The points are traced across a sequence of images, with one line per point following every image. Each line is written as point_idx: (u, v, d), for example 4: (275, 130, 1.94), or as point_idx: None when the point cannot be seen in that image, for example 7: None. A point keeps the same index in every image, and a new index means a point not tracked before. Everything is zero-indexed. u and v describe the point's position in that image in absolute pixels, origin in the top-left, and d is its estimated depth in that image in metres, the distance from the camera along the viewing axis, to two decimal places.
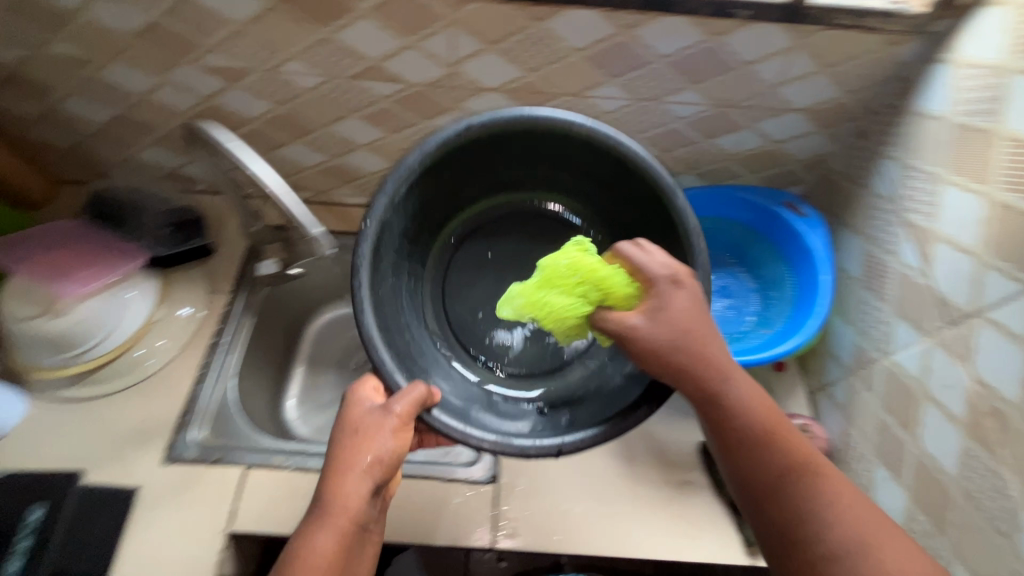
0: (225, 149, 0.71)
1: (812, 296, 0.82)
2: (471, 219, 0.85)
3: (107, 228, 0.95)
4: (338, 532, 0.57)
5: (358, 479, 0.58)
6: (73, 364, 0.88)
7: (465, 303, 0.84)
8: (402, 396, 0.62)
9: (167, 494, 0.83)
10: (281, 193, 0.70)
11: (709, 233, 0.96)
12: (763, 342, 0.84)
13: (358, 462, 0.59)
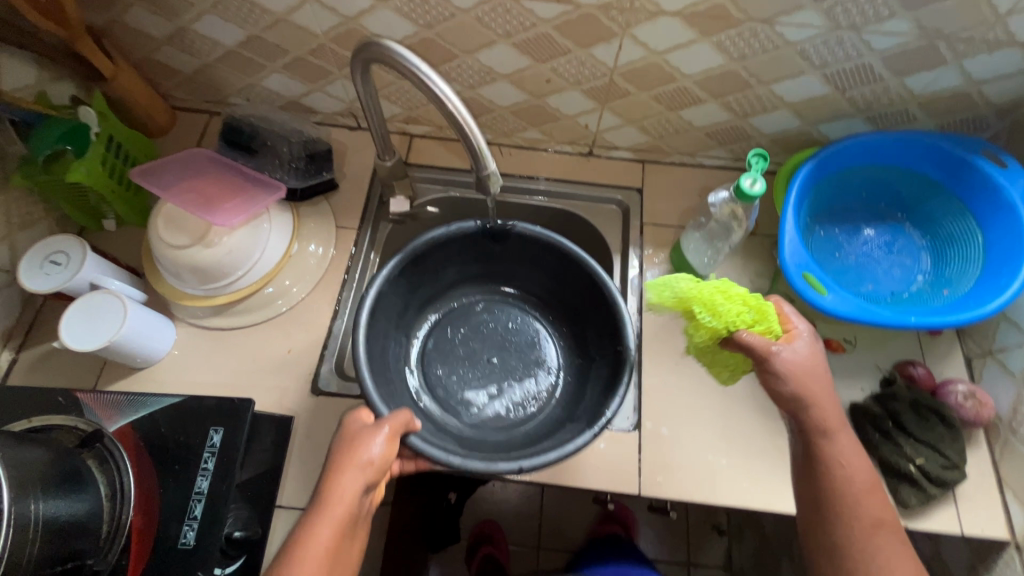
0: (409, 68, 0.64)
1: (1012, 260, 0.76)
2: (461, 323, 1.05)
3: (241, 158, 0.93)
4: (337, 525, 0.60)
5: (354, 476, 0.62)
6: (221, 294, 0.89)
7: (450, 379, 0.99)
8: (393, 419, 0.68)
9: (321, 424, 0.86)
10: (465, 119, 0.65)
11: (880, 186, 0.90)
12: (945, 306, 0.78)
13: (356, 466, 0.63)
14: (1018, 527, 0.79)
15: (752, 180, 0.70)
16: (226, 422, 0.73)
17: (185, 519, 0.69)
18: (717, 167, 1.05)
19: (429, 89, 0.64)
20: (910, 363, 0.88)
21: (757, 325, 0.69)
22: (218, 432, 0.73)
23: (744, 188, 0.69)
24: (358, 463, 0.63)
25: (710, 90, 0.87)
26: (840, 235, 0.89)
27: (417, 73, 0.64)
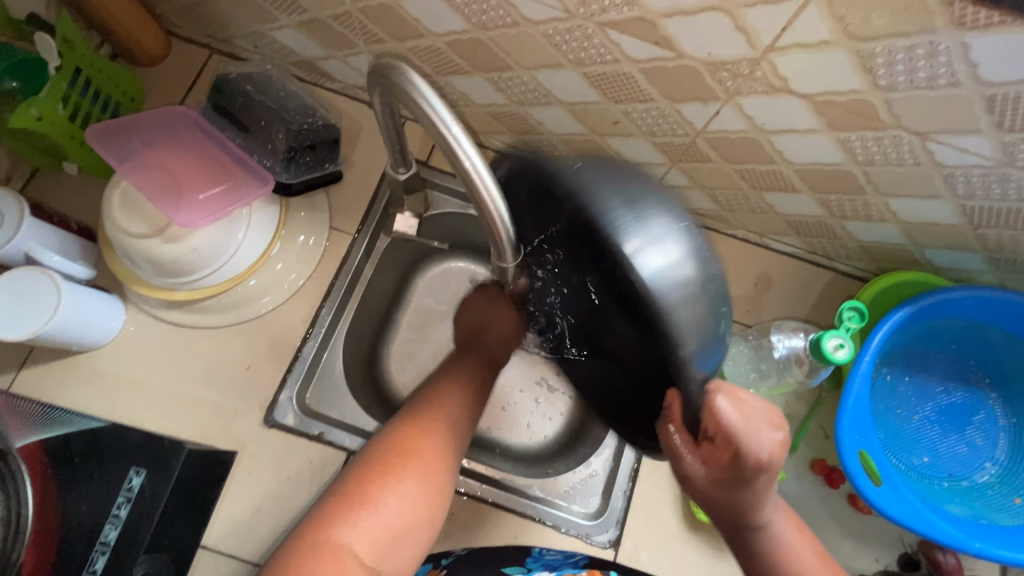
0: (427, 111, 0.46)
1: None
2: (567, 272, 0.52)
3: (230, 130, 0.78)
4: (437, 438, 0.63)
5: (489, 356, 0.74)
6: (178, 290, 0.75)
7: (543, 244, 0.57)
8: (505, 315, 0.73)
9: (267, 460, 0.76)
10: (489, 196, 0.47)
11: (975, 343, 0.74)
12: (1007, 523, 0.66)
13: (452, 400, 0.67)
14: None
15: (838, 342, 0.56)
16: (150, 463, 0.64)
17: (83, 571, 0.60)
18: (785, 254, 0.89)
19: (449, 147, 0.46)
20: (941, 547, 0.76)
21: None
22: (138, 475, 0.63)
23: (824, 350, 0.56)
24: (456, 396, 0.67)
25: (810, 182, 0.69)
26: (909, 387, 0.75)
27: (436, 123, 0.46)
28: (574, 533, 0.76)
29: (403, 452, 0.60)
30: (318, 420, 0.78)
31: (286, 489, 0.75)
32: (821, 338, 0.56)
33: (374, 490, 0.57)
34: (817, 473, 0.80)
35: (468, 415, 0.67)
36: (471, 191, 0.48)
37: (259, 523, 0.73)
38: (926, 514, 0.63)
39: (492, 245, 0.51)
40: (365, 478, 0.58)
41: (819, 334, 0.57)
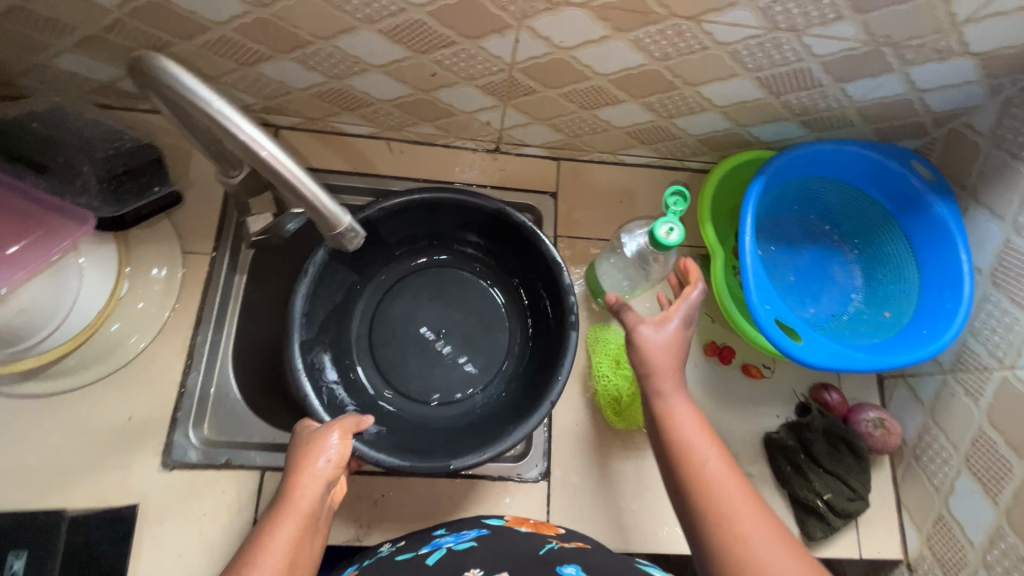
0: (177, 87, 0.45)
1: (947, 282, 0.72)
2: (383, 283, 0.88)
3: (31, 176, 0.71)
4: (298, 524, 0.52)
5: (311, 480, 0.55)
6: (23, 358, 0.69)
7: (405, 325, 0.87)
8: (342, 421, 0.62)
9: (176, 502, 0.72)
10: (276, 156, 0.46)
11: (813, 197, 0.83)
12: (883, 337, 0.74)
13: (312, 473, 0.56)
14: (912, 548, 0.80)
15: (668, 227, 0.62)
16: (30, 544, 0.68)
17: None
18: (639, 165, 0.93)
19: (207, 112, 0.45)
20: (826, 388, 0.84)
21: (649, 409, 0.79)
22: (19, 558, 0.67)
23: (659, 238, 0.61)
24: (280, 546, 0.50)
25: (628, 90, 0.73)
26: (776, 254, 0.82)
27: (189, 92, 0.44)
28: (505, 477, 0.78)
29: None
30: (223, 447, 0.76)
31: (205, 526, 0.72)
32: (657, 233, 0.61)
33: None
34: (710, 355, 0.86)
35: (292, 567, 0.50)
36: (265, 169, 0.47)
37: (184, 567, 0.70)
38: (846, 353, 0.69)
39: (315, 216, 0.51)
40: None
41: (653, 227, 0.63)
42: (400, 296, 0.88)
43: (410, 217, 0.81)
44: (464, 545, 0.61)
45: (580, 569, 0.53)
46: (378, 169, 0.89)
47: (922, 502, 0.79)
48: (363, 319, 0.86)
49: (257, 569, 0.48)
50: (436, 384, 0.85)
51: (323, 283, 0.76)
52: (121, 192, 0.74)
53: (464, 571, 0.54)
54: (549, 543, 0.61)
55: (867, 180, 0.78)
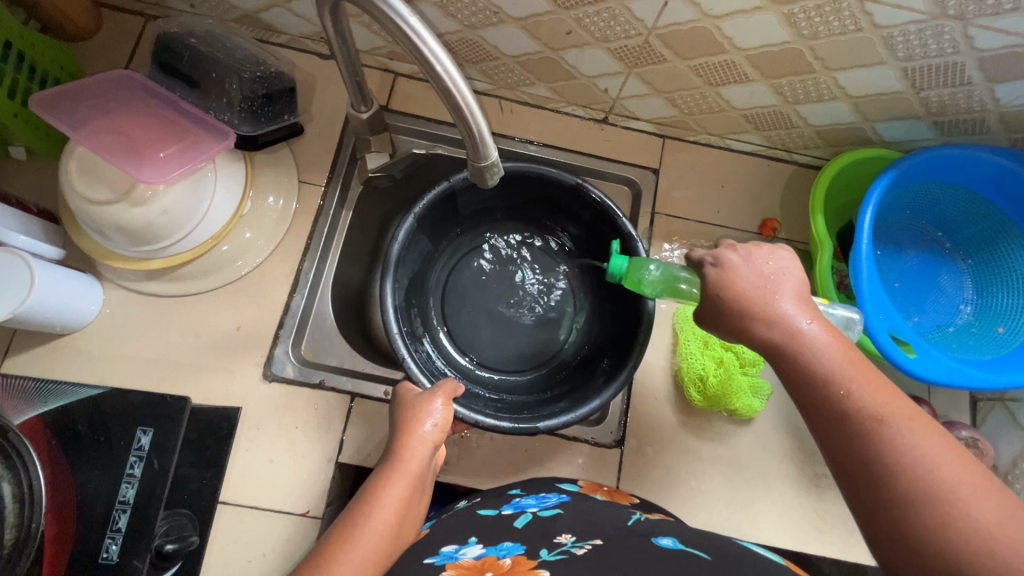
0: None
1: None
2: (461, 246, 0.91)
3: (180, 90, 0.76)
4: (406, 483, 0.56)
5: (419, 444, 0.59)
6: (156, 257, 0.75)
7: (479, 291, 0.90)
8: (443, 388, 0.65)
9: (273, 412, 0.76)
10: (450, 74, 0.48)
11: (927, 202, 0.80)
12: (995, 354, 0.71)
13: (419, 437, 0.60)
14: None
15: None
16: (155, 424, 0.71)
17: (118, 505, 0.68)
18: (745, 152, 0.92)
19: (396, 21, 0.47)
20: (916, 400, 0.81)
21: (735, 392, 0.78)
22: (146, 434, 0.71)
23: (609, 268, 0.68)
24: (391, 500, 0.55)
25: (762, 69, 0.72)
26: (882, 259, 0.80)
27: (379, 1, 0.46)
28: (579, 438, 0.80)
29: (350, 530, 0.52)
30: (317, 369, 0.79)
31: (296, 438, 0.76)
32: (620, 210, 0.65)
33: (344, 543, 0.51)
34: None
35: (399, 520, 0.54)
36: (439, 88, 0.49)
37: (275, 473, 0.74)
38: (960, 369, 0.66)
39: (468, 145, 0.53)
40: (338, 535, 0.52)
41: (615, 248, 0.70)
42: (479, 260, 0.91)
43: (507, 187, 0.83)
44: (548, 512, 0.62)
45: (677, 541, 0.52)
46: (487, 126, 0.91)
47: None
48: (441, 277, 0.90)
49: (371, 519, 0.53)
50: (506, 353, 0.88)
51: (416, 235, 0.78)
52: (258, 115, 0.78)
53: (555, 536, 0.55)
54: (634, 515, 0.62)
55: (995, 190, 0.74)
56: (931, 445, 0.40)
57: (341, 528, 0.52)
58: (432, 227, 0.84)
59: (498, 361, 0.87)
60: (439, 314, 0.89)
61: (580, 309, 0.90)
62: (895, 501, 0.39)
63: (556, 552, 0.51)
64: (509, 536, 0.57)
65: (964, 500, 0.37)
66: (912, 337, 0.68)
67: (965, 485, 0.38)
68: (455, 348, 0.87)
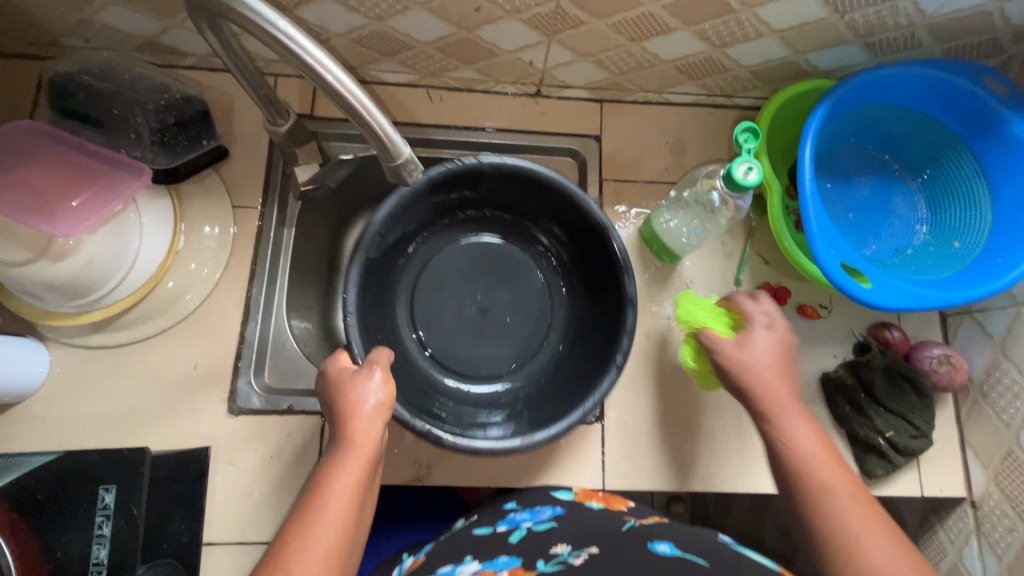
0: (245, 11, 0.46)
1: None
2: (426, 253, 0.84)
3: (86, 132, 0.72)
4: (359, 463, 0.54)
5: (364, 421, 0.56)
6: (94, 310, 0.72)
7: (450, 299, 0.84)
8: (379, 360, 0.62)
9: (245, 445, 0.75)
10: (340, 79, 0.49)
11: (873, 127, 0.78)
12: (953, 270, 0.71)
13: (362, 413, 0.57)
14: (977, 486, 0.78)
15: (746, 167, 0.58)
16: (116, 480, 0.69)
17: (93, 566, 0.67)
18: (685, 104, 0.90)
19: (272, 32, 0.47)
20: (886, 326, 0.82)
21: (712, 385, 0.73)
22: (109, 491, 0.69)
23: (738, 178, 0.57)
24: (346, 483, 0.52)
25: (681, 16, 0.70)
26: (833, 190, 0.79)
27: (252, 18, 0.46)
28: None
29: (305, 522, 0.49)
30: (284, 394, 0.78)
31: (273, 467, 0.75)
32: (733, 171, 0.58)
33: (299, 537, 0.48)
34: (764, 297, 0.84)
35: (358, 503, 0.52)
36: (341, 103, 0.50)
37: (257, 506, 0.73)
38: (917, 291, 0.66)
39: (381, 152, 0.54)
40: (292, 530, 0.49)
41: (729, 167, 0.59)
42: (447, 264, 0.85)
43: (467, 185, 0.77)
44: (543, 526, 0.59)
45: (674, 547, 0.50)
46: (419, 118, 0.88)
47: (988, 439, 0.77)
48: (407, 289, 0.84)
49: (325, 506, 0.50)
50: (484, 364, 0.83)
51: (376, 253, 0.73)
52: (173, 145, 0.76)
53: (551, 547, 0.53)
54: (629, 520, 0.59)
55: (944, 108, 0.73)
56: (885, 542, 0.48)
57: (293, 521, 0.49)
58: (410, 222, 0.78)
59: (467, 364, 0.82)
60: (406, 302, 0.83)
61: (558, 327, 0.85)
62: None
63: (553, 564, 0.50)
64: (505, 550, 0.55)
65: None
66: (867, 267, 0.67)
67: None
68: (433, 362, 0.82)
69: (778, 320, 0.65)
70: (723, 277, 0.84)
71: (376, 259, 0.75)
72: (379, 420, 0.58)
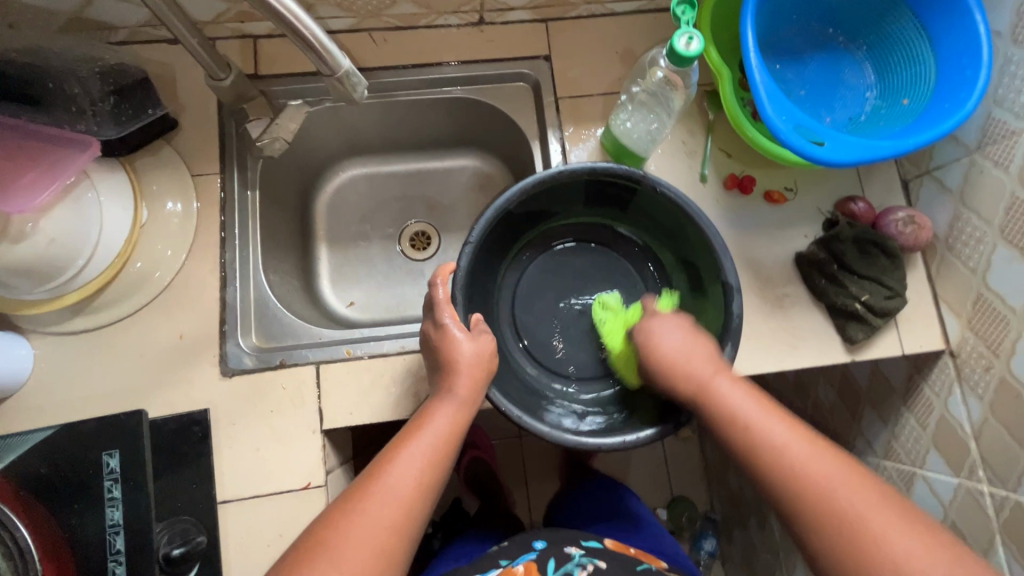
0: None
1: (964, 50, 0.69)
2: (518, 259, 0.89)
3: (27, 113, 0.71)
4: (455, 411, 0.65)
5: (464, 379, 0.66)
6: (69, 293, 0.72)
7: (547, 301, 0.88)
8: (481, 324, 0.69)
9: (244, 405, 0.75)
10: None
11: (813, 0, 0.79)
12: (903, 125, 0.72)
13: (458, 368, 0.66)
14: (953, 336, 0.81)
15: (687, 38, 0.60)
16: (119, 443, 0.67)
17: (110, 531, 0.65)
18: (629, 11, 0.89)
19: None
20: (851, 199, 0.84)
21: None
22: (113, 456, 0.67)
23: (680, 50, 0.59)
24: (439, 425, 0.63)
25: None
26: (783, 70, 0.80)
27: None
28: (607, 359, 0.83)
29: (398, 448, 0.61)
30: (275, 351, 0.78)
31: (275, 421, 0.75)
32: (674, 46, 0.60)
33: (392, 459, 0.60)
34: (731, 189, 0.85)
35: (448, 445, 0.63)
36: (285, 27, 0.51)
37: (266, 460, 0.74)
38: (868, 145, 0.68)
39: (325, 71, 0.55)
40: (389, 450, 0.61)
41: (670, 42, 0.61)
42: (538, 267, 0.89)
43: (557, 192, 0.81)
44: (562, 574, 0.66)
45: None
46: (365, 62, 0.87)
47: (959, 290, 0.80)
48: (506, 294, 0.88)
49: (417, 440, 0.61)
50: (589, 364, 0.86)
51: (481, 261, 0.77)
52: (120, 114, 0.74)
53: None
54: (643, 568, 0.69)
55: None
56: (861, 487, 0.55)
57: (392, 445, 0.62)
58: (506, 233, 0.83)
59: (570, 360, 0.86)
60: (507, 306, 0.87)
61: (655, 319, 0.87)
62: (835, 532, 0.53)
63: None
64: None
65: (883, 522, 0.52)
66: (821, 130, 0.69)
67: (883, 513, 0.53)
68: (543, 366, 0.86)
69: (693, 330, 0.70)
70: (689, 176, 0.85)
71: (482, 258, 0.79)
72: (481, 372, 0.67)
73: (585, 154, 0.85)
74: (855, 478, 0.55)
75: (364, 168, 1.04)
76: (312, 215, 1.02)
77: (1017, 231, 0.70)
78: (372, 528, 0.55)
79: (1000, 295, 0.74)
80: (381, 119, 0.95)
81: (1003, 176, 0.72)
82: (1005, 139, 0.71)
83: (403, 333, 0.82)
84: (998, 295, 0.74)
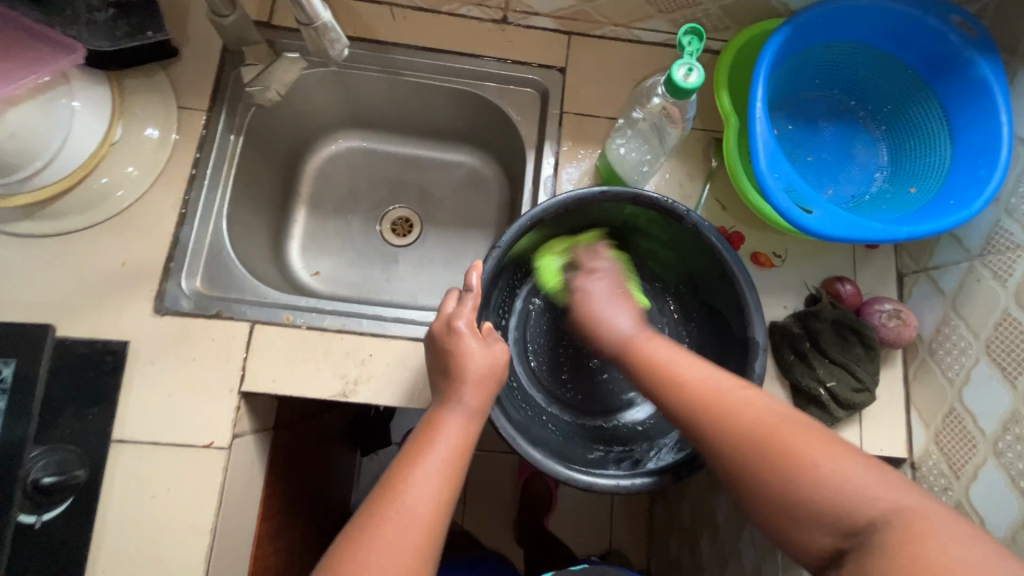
0: None
1: (983, 150, 0.65)
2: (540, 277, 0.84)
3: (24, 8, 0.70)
4: (464, 419, 0.59)
5: (473, 387, 0.60)
6: (20, 194, 0.70)
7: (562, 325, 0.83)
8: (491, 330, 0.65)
9: (167, 347, 0.73)
10: None
11: (838, 69, 0.76)
12: (904, 213, 0.69)
13: (468, 374, 0.61)
14: (917, 446, 0.76)
15: (686, 69, 0.60)
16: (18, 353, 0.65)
17: None
18: (654, 42, 0.87)
19: None
20: (839, 279, 0.80)
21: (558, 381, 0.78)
22: (8, 365, 0.64)
23: (678, 79, 0.59)
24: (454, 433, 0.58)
25: None
26: (795, 133, 0.77)
27: None
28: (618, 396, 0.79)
29: (414, 459, 0.55)
30: (214, 300, 0.76)
31: (194, 370, 0.72)
32: (672, 74, 0.60)
33: (411, 470, 0.54)
34: None
35: (464, 454, 0.57)
36: None
37: (174, 408, 0.71)
38: (859, 222, 0.64)
39: (305, 20, 0.63)
40: (405, 461, 0.56)
41: (669, 72, 0.61)
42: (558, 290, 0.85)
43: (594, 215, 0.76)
44: None
45: None
46: (380, 35, 0.86)
47: (933, 399, 0.75)
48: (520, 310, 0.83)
49: (433, 451, 0.56)
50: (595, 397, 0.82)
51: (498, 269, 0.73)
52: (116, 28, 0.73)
53: None
54: None
55: (909, 47, 0.71)
56: (812, 436, 0.49)
57: (406, 456, 0.56)
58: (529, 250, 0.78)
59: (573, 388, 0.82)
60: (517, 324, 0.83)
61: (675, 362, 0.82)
62: (761, 476, 0.49)
63: None
64: None
65: (831, 458, 0.47)
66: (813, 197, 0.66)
67: (832, 454, 0.48)
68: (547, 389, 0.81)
69: (624, 289, 0.75)
70: None
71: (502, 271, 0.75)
72: (493, 380, 0.62)
73: (578, 172, 0.82)
74: (798, 426, 0.50)
75: (362, 142, 1.02)
76: (298, 177, 1.00)
77: (1001, 350, 0.66)
78: (394, 553, 0.49)
79: (973, 413, 0.69)
80: (387, 96, 0.93)
81: (999, 288, 0.67)
82: (1008, 251, 0.67)
83: (351, 313, 0.79)
84: (971, 413, 0.69)
